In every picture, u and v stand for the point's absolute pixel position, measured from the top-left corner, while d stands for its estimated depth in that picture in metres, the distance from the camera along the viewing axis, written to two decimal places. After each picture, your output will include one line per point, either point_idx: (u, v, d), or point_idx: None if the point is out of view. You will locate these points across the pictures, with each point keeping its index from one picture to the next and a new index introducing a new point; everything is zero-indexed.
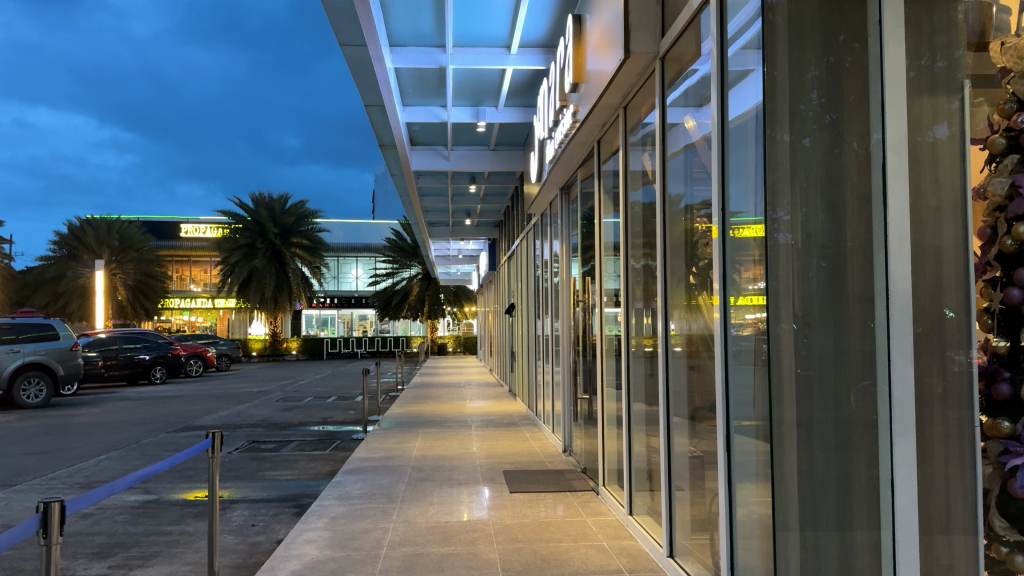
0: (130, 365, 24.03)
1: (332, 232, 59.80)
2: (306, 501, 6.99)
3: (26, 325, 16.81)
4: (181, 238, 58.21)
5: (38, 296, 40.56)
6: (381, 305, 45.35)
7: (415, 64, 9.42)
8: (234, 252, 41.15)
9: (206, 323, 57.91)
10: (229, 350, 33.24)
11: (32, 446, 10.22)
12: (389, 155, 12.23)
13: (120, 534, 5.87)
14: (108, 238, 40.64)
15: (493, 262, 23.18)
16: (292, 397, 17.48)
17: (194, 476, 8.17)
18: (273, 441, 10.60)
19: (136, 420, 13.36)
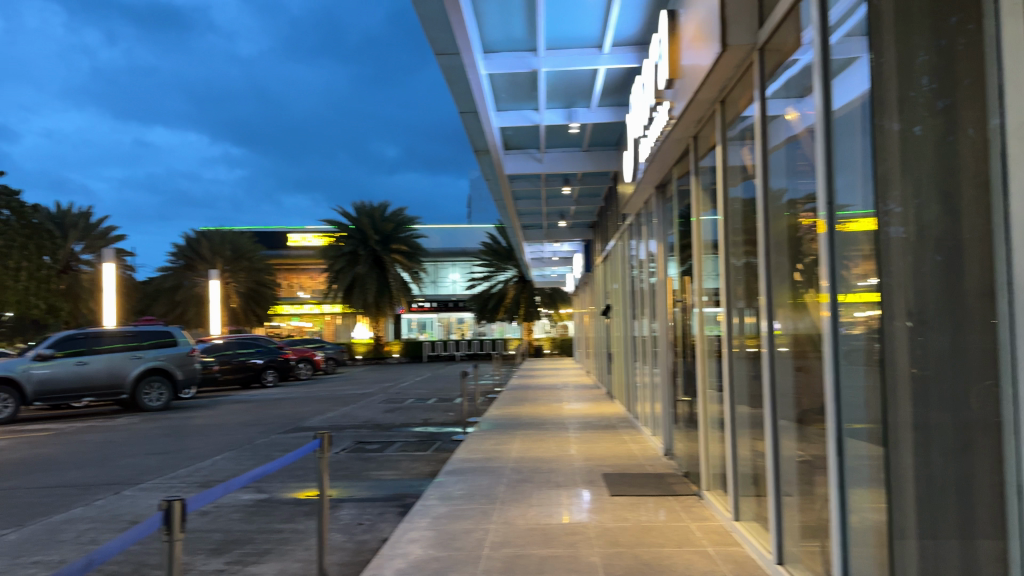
0: (242, 369, 25.15)
1: (430, 238, 60.91)
2: (410, 501, 7.13)
3: (148, 333, 17.87)
4: (289, 247, 60.61)
5: (158, 305, 43.23)
6: (478, 308, 45.88)
7: (508, 69, 9.50)
8: (338, 259, 42.60)
9: (314, 328, 60.53)
10: (335, 354, 34.35)
11: (154, 447, 10.83)
12: (483, 160, 12.36)
13: (235, 531, 6.15)
14: (221, 248, 42.86)
15: (589, 264, 23.06)
16: (394, 399, 17.91)
17: (305, 475, 8.48)
18: (376, 441, 10.86)
19: (249, 422, 13.96)
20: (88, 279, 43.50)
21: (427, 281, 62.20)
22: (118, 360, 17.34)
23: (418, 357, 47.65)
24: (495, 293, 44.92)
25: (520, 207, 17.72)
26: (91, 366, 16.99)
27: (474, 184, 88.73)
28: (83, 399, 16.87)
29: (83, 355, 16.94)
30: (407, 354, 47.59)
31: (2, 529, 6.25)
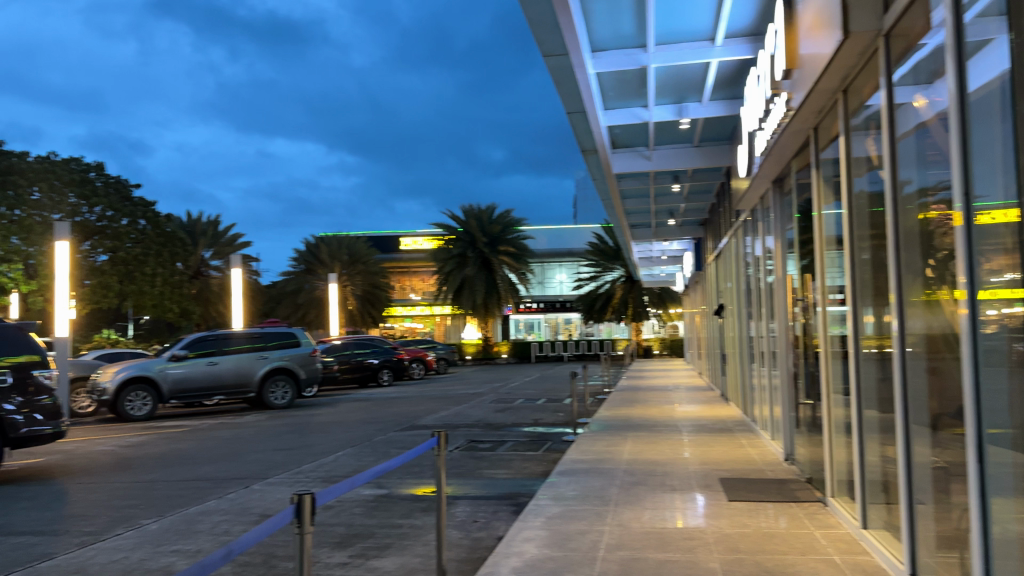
0: (359, 369, 26.08)
1: (536, 239, 61.16)
2: (523, 501, 7.18)
3: (272, 334, 18.77)
4: (401, 251, 62.38)
5: (282, 308, 45.27)
6: (585, 309, 45.71)
7: (617, 67, 9.42)
8: (448, 261, 43.59)
9: (426, 329, 62.06)
10: (446, 354, 35.01)
11: (280, 444, 11.35)
12: (591, 159, 12.32)
13: (357, 525, 6.36)
14: (338, 253, 44.62)
15: (700, 262, 22.55)
16: (504, 399, 18.09)
17: (421, 472, 8.68)
18: (488, 441, 10.98)
19: (366, 420, 14.39)
20: (218, 283, 46.01)
21: (534, 283, 62.58)
22: (246, 360, 18.27)
23: (526, 358, 47.84)
24: (603, 293, 44.68)
25: (628, 206, 17.58)
26: (221, 366, 17.97)
27: (580, 184, 88.40)
28: (214, 396, 17.85)
29: (214, 355, 17.95)
30: (515, 355, 47.85)
31: (145, 519, 6.69)
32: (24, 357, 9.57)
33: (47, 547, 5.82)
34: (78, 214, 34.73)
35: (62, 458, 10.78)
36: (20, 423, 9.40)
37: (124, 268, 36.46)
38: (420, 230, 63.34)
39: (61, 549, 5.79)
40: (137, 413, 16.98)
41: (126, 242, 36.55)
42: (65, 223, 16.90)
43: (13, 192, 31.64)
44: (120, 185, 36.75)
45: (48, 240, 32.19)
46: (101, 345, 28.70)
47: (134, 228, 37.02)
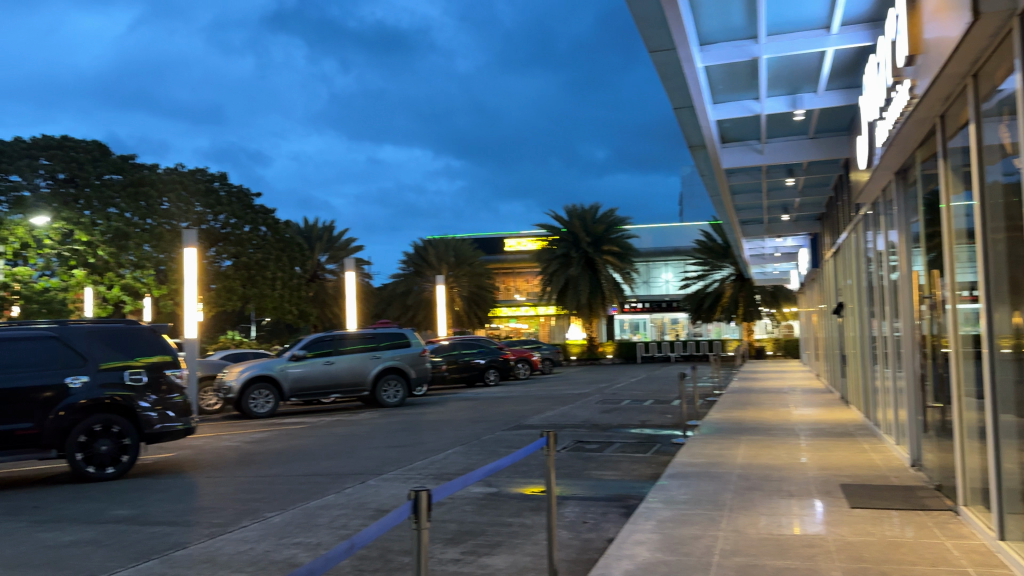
0: (467, 369, 26.49)
1: (641, 238, 60.45)
2: (633, 503, 7.10)
3: (384, 335, 19.33)
4: (506, 252, 63.08)
5: (393, 309, 46.64)
6: (693, 308, 44.91)
7: (726, 59, 9.18)
8: (552, 262, 43.76)
9: (531, 329, 62.53)
10: (551, 354, 35.09)
11: (392, 441, 11.68)
12: (699, 154, 12.10)
13: (468, 523, 6.46)
14: (446, 254, 45.54)
15: (816, 258, 21.72)
16: (612, 400, 17.96)
17: (529, 472, 8.74)
18: (596, 441, 10.94)
19: (475, 420, 14.59)
20: (332, 286, 47.89)
21: (639, 282, 61.84)
22: (359, 360, 18.86)
23: (632, 358, 47.18)
24: (712, 292, 43.81)
25: (739, 202, 17.14)
26: (337, 366, 18.63)
27: (686, 181, 86.88)
28: (331, 395, 18.51)
29: (330, 355, 18.63)
30: (620, 355, 47.34)
31: (268, 512, 7.02)
32: (156, 356, 10.31)
33: (180, 537, 6.20)
34: (204, 222, 37.08)
35: (193, 453, 11.45)
36: (154, 420, 10.03)
37: (247, 272, 38.03)
38: (524, 231, 63.77)
39: (193, 539, 6.14)
40: (260, 409, 17.91)
41: (249, 248, 38.47)
42: (193, 230, 17.92)
43: (145, 202, 34.33)
44: (242, 195, 38.98)
45: (177, 247, 34.33)
46: (226, 346, 30.45)
47: (256, 235, 38.97)
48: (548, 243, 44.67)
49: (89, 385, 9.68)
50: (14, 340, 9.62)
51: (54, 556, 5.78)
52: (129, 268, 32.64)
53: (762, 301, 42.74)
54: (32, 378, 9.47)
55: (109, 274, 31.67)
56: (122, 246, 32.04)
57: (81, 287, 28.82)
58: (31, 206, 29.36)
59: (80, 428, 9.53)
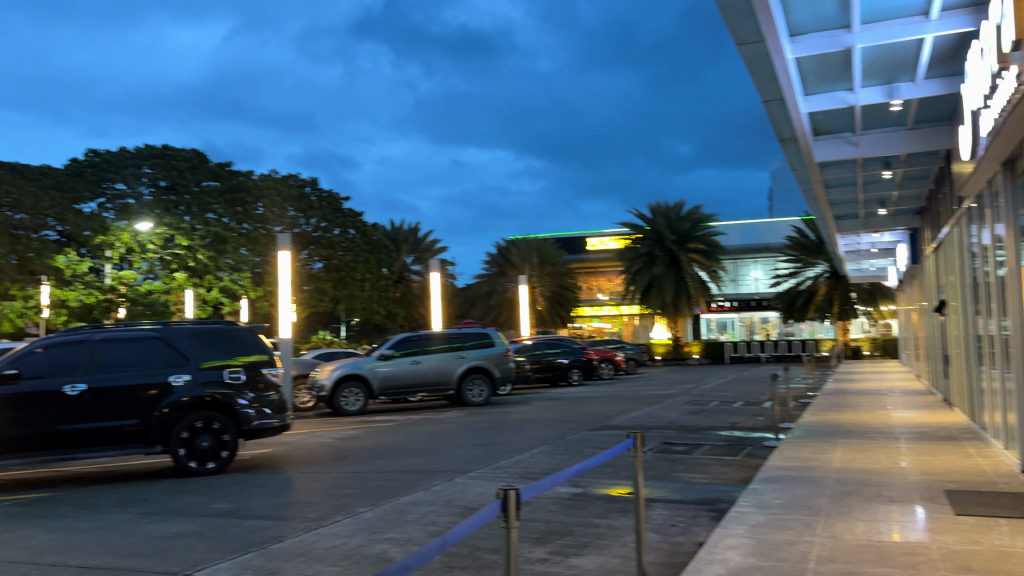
0: (550, 369, 26.51)
1: (728, 235, 59.41)
2: (724, 507, 6.96)
3: (468, 335, 19.54)
4: (588, 252, 62.81)
5: (478, 309, 47.14)
6: (784, 307, 43.84)
7: (818, 50, 8.88)
8: (636, 261, 43.26)
9: (614, 329, 62.06)
10: (636, 354, 34.75)
11: (478, 440, 11.80)
12: (790, 148, 11.75)
13: (555, 522, 6.47)
14: (528, 254, 45.71)
15: (916, 254, 20.81)
16: (700, 401, 17.64)
17: (616, 473, 8.68)
18: (683, 443, 10.78)
19: (560, 419, 14.59)
20: (418, 287, 48.82)
21: (727, 280, 60.70)
22: (445, 359, 19.13)
23: (720, 358, 46.18)
24: (805, 290, 42.66)
25: (833, 197, 16.59)
26: (423, 365, 18.94)
27: (776, 175, 84.58)
28: (417, 393, 18.84)
29: (417, 355, 18.96)
30: (707, 355, 46.41)
31: (360, 507, 7.20)
32: (254, 356, 10.73)
33: (277, 531, 6.43)
34: (297, 226, 38.30)
35: (288, 449, 11.87)
36: (252, 417, 10.41)
37: (337, 275, 39.27)
38: (607, 230, 63.34)
39: (289, 533, 6.35)
40: (351, 407, 18.43)
41: (339, 250, 39.64)
42: (286, 234, 18.55)
43: (242, 208, 36.08)
44: (332, 199, 40.08)
45: (273, 250, 36.13)
46: (318, 346, 31.34)
47: (346, 237, 40.08)
48: (632, 241, 44.25)
49: (191, 384, 10.13)
50: (122, 340, 10.16)
51: (161, 547, 6.08)
52: (228, 271, 32.84)
53: (858, 298, 41.18)
54: (138, 377, 9.98)
55: (208, 277, 31.55)
56: (220, 251, 32.45)
57: (182, 289, 28.14)
58: (135, 213, 30.76)
59: (182, 425, 9.98)
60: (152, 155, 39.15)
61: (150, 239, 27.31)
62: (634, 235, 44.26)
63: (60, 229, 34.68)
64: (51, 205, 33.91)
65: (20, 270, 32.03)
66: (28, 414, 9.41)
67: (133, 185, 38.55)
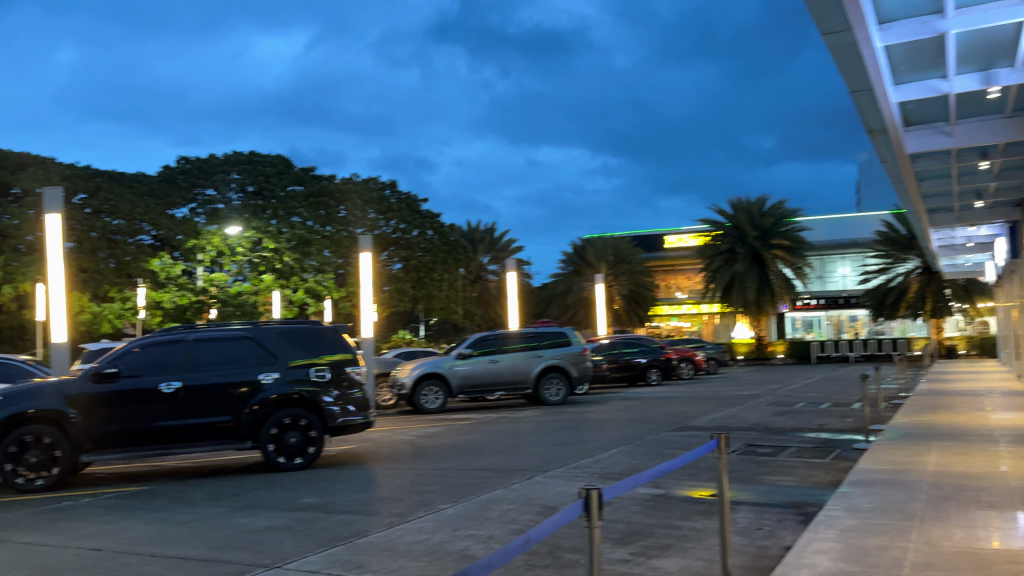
0: (628, 368, 26.30)
1: (814, 230, 57.58)
2: (811, 511, 6.77)
3: (546, 334, 19.56)
4: (666, 249, 61.84)
5: (554, 308, 47.11)
6: (874, 304, 42.39)
7: (908, 37, 8.53)
8: (716, 258, 42.41)
9: (693, 327, 61.33)
10: (717, 353, 34.08)
11: (556, 438, 11.81)
12: (880, 139, 11.33)
13: (637, 524, 6.41)
14: (605, 253, 45.39)
15: (1017, 248, 19.72)
16: (784, 402, 17.19)
17: (698, 475, 8.55)
18: (768, 445, 10.52)
19: (640, 419, 14.45)
20: (495, 286, 49.27)
21: (813, 277, 58.96)
22: (523, 358, 19.20)
23: (806, 358, 44.85)
24: (895, 287, 41.15)
25: (925, 189, 15.90)
26: (501, 363, 19.05)
27: (863, 168, 81.61)
28: (495, 392, 18.96)
29: (494, 353, 19.09)
30: (793, 355, 45.13)
31: (442, 504, 7.31)
32: (338, 354, 11.01)
33: (362, 526, 6.58)
34: (377, 228, 38.79)
35: (370, 445, 12.14)
36: (337, 414, 10.68)
37: (417, 275, 39.92)
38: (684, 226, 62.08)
39: (374, 528, 6.50)
40: (430, 405, 18.71)
41: (417, 251, 40.08)
42: (366, 236, 18.94)
43: (325, 211, 37.77)
44: (411, 201, 40.65)
45: (354, 250, 36.94)
46: (398, 345, 31.91)
47: (424, 238, 40.51)
48: (711, 238, 43.46)
49: (279, 382, 10.47)
50: (213, 340, 10.58)
51: (252, 540, 6.31)
52: (313, 272, 33.77)
53: (952, 295, 39.41)
54: (229, 375, 10.37)
55: (294, 278, 31.96)
56: (305, 253, 33.21)
57: (269, 290, 28.59)
58: (225, 217, 32.02)
59: (272, 422, 10.34)
60: (240, 161, 40.47)
61: (239, 242, 28.35)
62: (714, 231, 43.43)
63: (154, 234, 36.90)
64: (145, 211, 35.74)
65: (118, 274, 34.08)
66: (128, 411, 9.91)
67: (222, 190, 40.08)
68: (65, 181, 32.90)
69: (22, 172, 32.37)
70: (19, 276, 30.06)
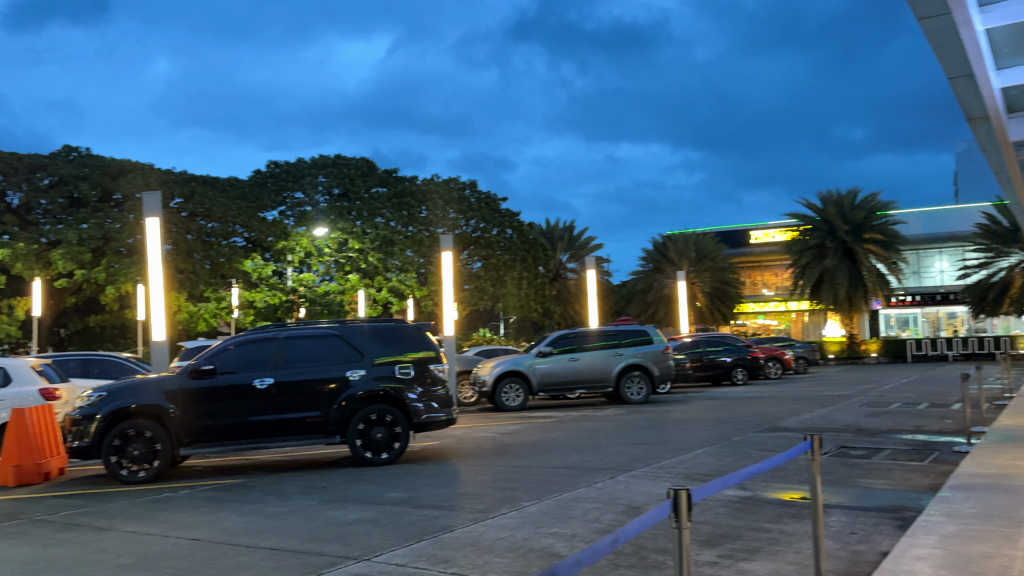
0: (713, 367, 25.84)
1: (909, 224, 55.40)
2: (909, 515, 6.51)
3: (627, 332, 19.37)
4: (751, 245, 60.15)
5: (634, 306, 46.66)
6: (975, 300, 40.37)
7: (1012, 20, 8.11)
8: (805, 253, 41.22)
9: (782, 326, 60.31)
10: (806, 352, 33.09)
11: (639, 438, 11.70)
12: (981, 124, 10.80)
13: (724, 525, 6.30)
14: (686, 249, 44.72)
15: None
16: (879, 403, 16.57)
17: (788, 477, 8.33)
18: (861, 447, 10.17)
19: (725, 419, 14.17)
20: (574, 284, 49.21)
21: (908, 273, 56.74)
22: (604, 356, 19.09)
23: (901, 357, 43.06)
24: (998, 282, 39.07)
25: None
26: (581, 362, 18.99)
27: (961, 157, 77.96)
28: (576, 390, 18.91)
29: (575, 351, 19.04)
30: (887, 354, 43.37)
31: (525, 501, 7.34)
32: (422, 352, 11.21)
33: (447, 521, 6.68)
34: (458, 227, 39.07)
35: (454, 442, 12.31)
36: (421, 410, 10.87)
37: (497, 273, 40.01)
38: (771, 221, 60.42)
39: (459, 523, 6.58)
40: (511, 403, 18.87)
41: (497, 250, 40.31)
42: (447, 235, 19.18)
43: (408, 212, 38.23)
44: (490, 200, 40.98)
45: (436, 250, 37.33)
46: (479, 343, 32.23)
47: (503, 237, 40.85)
48: (800, 233, 42.18)
49: (366, 378, 10.72)
50: (303, 337, 10.90)
51: (341, 532, 6.49)
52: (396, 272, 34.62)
53: None
54: (318, 371, 10.68)
55: (378, 278, 32.90)
56: (389, 253, 33.86)
57: (355, 290, 29.57)
58: (313, 219, 32.86)
59: (359, 417, 10.61)
60: (327, 165, 41.91)
61: (326, 243, 29.28)
62: (803, 226, 42.18)
63: (246, 237, 38.14)
64: (237, 214, 37.19)
65: (212, 274, 35.27)
66: (222, 406, 10.33)
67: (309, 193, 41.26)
68: (162, 186, 34.44)
69: (123, 178, 34.22)
70: (120, 277, 31.68)
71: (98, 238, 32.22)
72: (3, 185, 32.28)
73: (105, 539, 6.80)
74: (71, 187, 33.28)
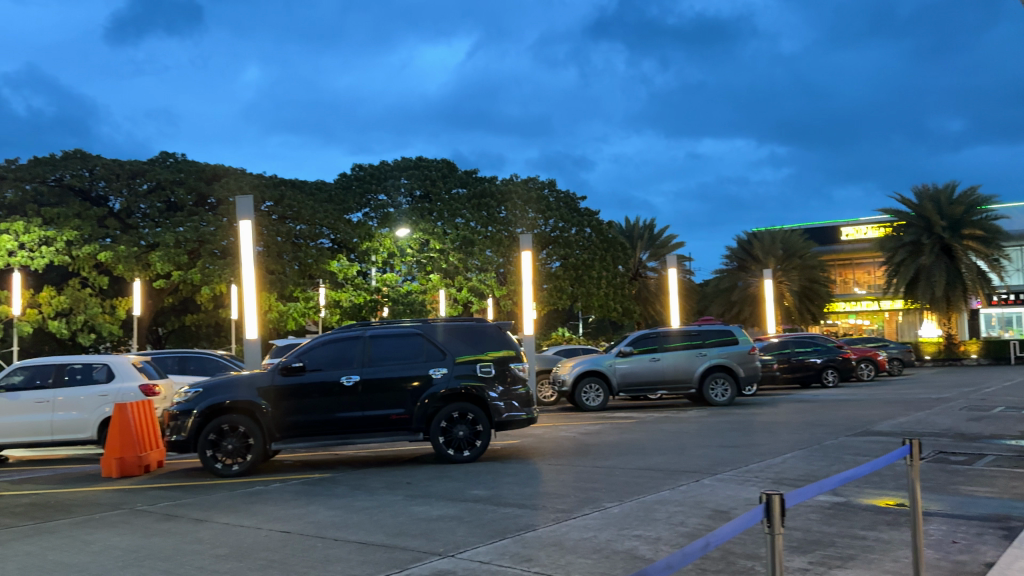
0: (801, 369, 25.14)
1: (1012, 218, 53.02)
2: (1016, 525, 6.18)
3: (710, 332, 19.00)
4: (843, 242, 58.30)
5: (717, 305, 45.84)
6: None
7: None
8: (899, 250, 39.60)
9: (874, 326, 58.30)
10: (901, 352, 31.92)
11: (725, 440, 11.46)
12: None
13: (816, 532, 6.11)
14: (772, 248, 43.24)
15: None
16: (982, 407, 15.76)
17: (883, 483, 8.03)
18: (962, 453, 9.71)
19: (814, 422, 13.74)
20: (655, 283, 48.66)
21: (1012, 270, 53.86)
22: (687, 356, 18.79)
23: (1004, 359, 40.92)
24: None
25: None
26: (663, 362, 18.76)
27: None
28: (658, 390, 18.72)
29: (656, 351, 18.83)
30: (989, 355, 41.27)
31: (608, 502, 7.30)
32: (502, 351, 11.30)
33: (530, 520, 6.70)
34: (537, 227, 39.15)
35: (536, 441, 12.34)
36: (502, 409, 10.95)
37: (576, 272, 39.88)
38: (863, 217, 58.37)
39: (542, 522, 6.60)
40: (592, 403, 18.82)
41: (576, 249, 40.13)
42: (527, 235, 19.25)
43: (487, 211, 38.46)
44: (569, 200, 41.21)
45: (515, 249, 37.52)
46: (559, 342, 32.26)
47: (583, 235, 40.69)
48: (894, 229, 40.48)
49: (448, 376, 10.87)
50: (387, 336, 11.12)
51: (426, 528, 6.60)
52: (476, 271, 35.04)
53: None
54: (402, 369, 10.88)
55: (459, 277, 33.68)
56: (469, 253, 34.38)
57: (436, 289, 30.05)
58: (395, 220, 33.50)
59: (441, 415, 10.78)
60: (409, 167, 42.76)
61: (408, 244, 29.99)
62: (897, 222, 40.48)
63: (332, 238, 39.12)
64: (325, 216, 38.14)
65: (302, 274, 36.18)
66: (311, 402, 10.64)
67: (392, 195, 42.17)
68: (253, 190, 35.42)
69: (217, 183, 35.65)
70: (214, 277, 33.04)
71: (194, 240, 33.50)
72: (105, 190, 34.26)
73: (202, 530, 7.10)
74: (168, 191, 34.90)
